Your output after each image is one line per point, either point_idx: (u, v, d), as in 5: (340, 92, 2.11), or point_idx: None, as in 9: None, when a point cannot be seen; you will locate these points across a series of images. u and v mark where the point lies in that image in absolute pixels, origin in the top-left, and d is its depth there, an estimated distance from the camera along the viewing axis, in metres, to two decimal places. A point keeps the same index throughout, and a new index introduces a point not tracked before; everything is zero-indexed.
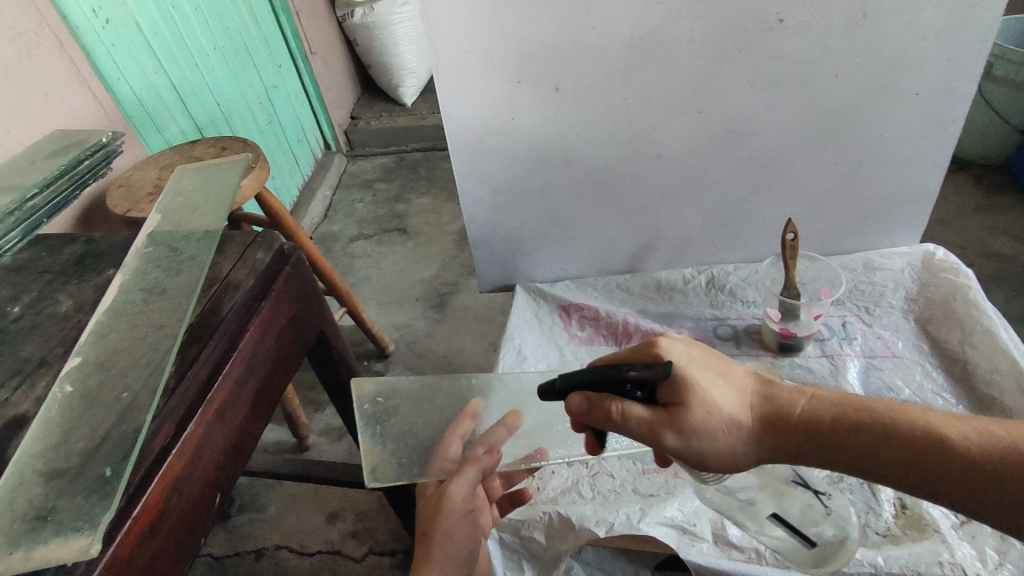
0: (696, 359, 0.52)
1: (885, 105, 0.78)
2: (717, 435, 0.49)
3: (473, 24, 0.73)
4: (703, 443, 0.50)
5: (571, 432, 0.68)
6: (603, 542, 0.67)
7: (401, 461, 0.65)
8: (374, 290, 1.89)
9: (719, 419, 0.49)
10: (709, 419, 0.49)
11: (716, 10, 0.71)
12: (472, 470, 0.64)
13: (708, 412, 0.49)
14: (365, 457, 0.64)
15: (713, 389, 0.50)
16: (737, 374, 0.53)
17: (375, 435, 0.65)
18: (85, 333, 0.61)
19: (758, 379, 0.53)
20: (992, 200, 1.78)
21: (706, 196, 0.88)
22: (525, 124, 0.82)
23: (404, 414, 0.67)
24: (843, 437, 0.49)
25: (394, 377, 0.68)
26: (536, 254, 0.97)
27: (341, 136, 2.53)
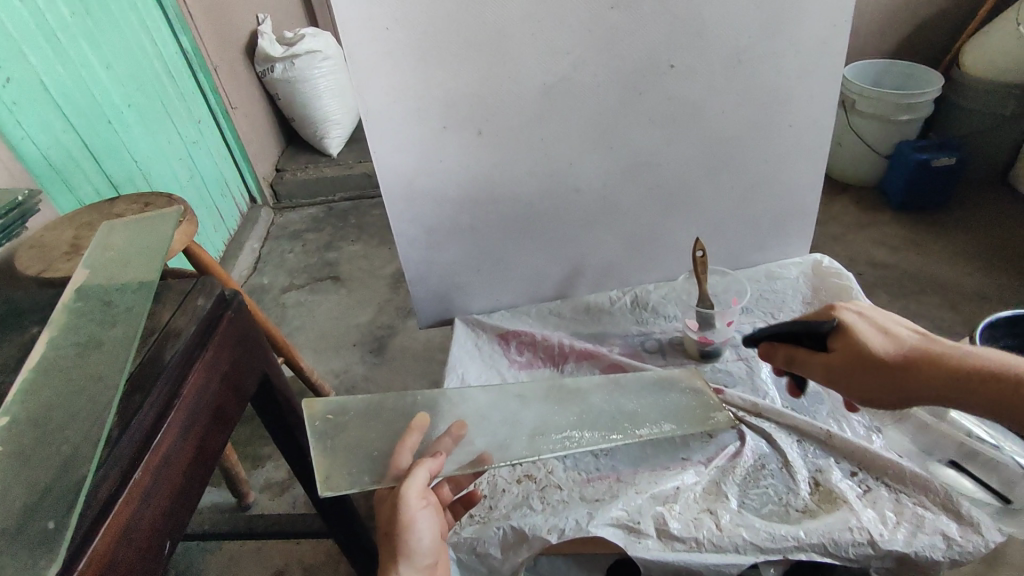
0: (869, 322, 0.66)
1: (764, 135, 0.90)
2: (871, 369, 0.63)
3: (400, 77, 0.80)
4: (854, 370, 0.64)
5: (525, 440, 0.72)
6: (556, 548, 0.71)
7: (351, 470, 0.66)
8: (309, 339, 1.87)
9: (875, 355, 0.63)
10: (862, 355, 0.63)
11: (615, 58, 0.81)
12: (419, 468, 0.62)
13: (862, 349, 0.63)
14: (317, 469, 0.66)
15: (876, 338, 0.64)
16: (900, 332, 0.65)
17: (325, 449, 0.68)
18: (12, 390, 0.60)
19: (921, 336, 0.64)
20: (870, 216, 2.01)
21: (622, 222, 0.97)
22: (453, 165, 0.88)
23: (353, 430, 0.71)
24: (973, 386, 0.59)
25: (343, 399, 0.74)
26: (471, 287, 1.02)
27: (266, 189, 2.51)
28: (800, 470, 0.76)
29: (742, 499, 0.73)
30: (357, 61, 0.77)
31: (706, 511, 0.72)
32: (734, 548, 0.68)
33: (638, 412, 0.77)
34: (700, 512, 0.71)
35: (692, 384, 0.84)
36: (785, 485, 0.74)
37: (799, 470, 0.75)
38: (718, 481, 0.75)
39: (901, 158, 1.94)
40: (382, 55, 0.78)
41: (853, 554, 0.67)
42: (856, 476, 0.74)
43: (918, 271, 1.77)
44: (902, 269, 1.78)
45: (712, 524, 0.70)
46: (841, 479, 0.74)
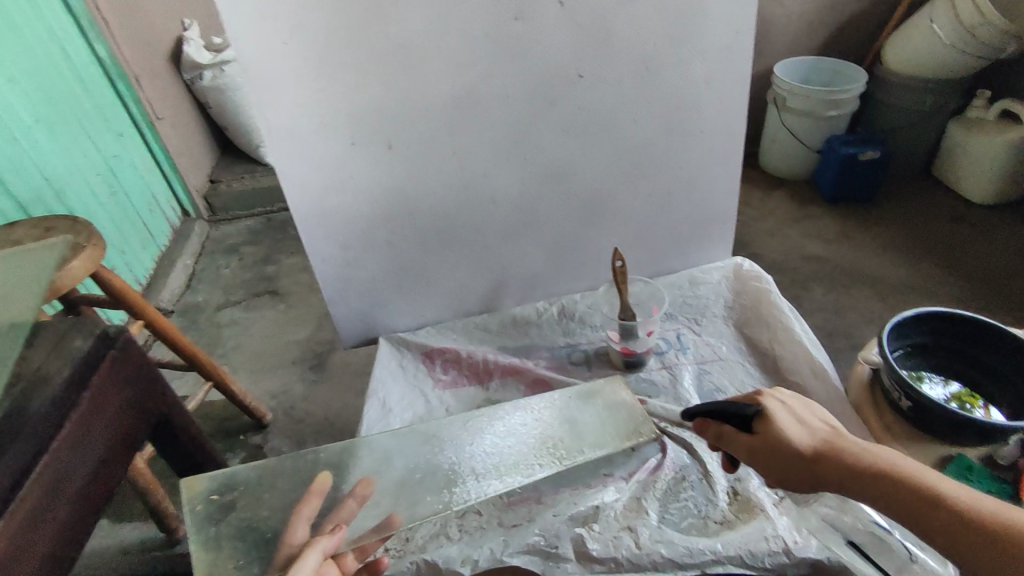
0: (798, 411, 0.59)
1: (679, 141, 0.90)
2: (783, 458, 0.56)
3: (299, 90, 0.76)
4: (775, 459, 0.56)
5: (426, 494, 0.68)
6: None
7: (237, 562, 0.62)
8: (245, 358, 1.80)
9: (796, 449, 0.55)
10: (782, 445, 0.56)
11: (521, 68, 0.79)
12: (313, 548, 0.54)
13: (782, 440, 0.56)
14: (196, 565, 0.62)
15: (794, 427, 0.57)
16: (819, 424, 0.58)
17: (207, 539, 0.64)
18: None
19: (838, 430, 0.57)
20: (805, 211, 2.06)
21: (544, 233, 0.95)
22: (365, 181, 0.84)
23: (242, 508, 0.67)
24: (903, 495, 0.50)
25: (231, 472, 0.70)
26: (394, 304, 0.99)
27: (199, 201, 2.41)
28: (719, 481, 0.76)
29: (662, 515, 0.73)
30: (250, 74, 0.73)
31: (626, 529, 0.71)
32: (653, 566, 0.68)
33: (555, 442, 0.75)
34: (620, 530, 0.71)
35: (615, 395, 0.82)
36: (704, 497, 0.74)
37: (718, 480, 0.75)
38: (639, 497, 0.75)
39: (830, 154, 1.99)
40: (278, 68, 0.73)
41: (769, 564, 0.67)
42: None
43: (850, 264, 1.81)
44: (835, 262, 1.83)
45: (631, 543, 0.69)
46: (759, 487, 0.74)
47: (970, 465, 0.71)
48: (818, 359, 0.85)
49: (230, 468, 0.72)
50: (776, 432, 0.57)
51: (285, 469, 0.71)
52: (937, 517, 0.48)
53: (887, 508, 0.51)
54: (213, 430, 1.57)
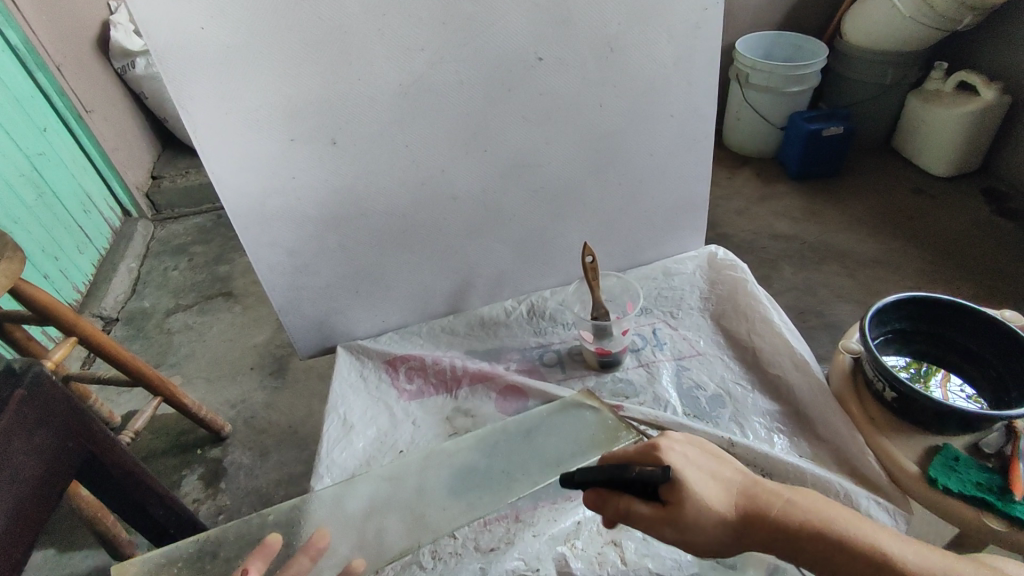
0: (698, 462, 0.56)
1: (647, 127, 0.85)
2: (709, 529, 0.53)
3: (228, 84, 0.67)
4: (704, 531, 0.53)
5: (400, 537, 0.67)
6: None
7: None
8: (199, 366, 1.70)
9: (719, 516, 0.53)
10: (707, 514, 0.53)
11: (477, 53, 0.73)
12: None
13: (710, 509, 0.53)
14: None
15: (708, 487, 0.54)
16: (726, 473, 0.57)
17: None
18: None
19: (746, 477, 0.57)
20: (771, 189, 2.05)
21: (510, 229, 0.89)
22: (309, 181, 0.77)
23: None
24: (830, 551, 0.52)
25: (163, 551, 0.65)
26: (352, 311, 0.92)
27: (141, 200, 2.26)
28: None
29: None
30: (170, 65, 0.65)
31: (610, 543, 0.67)
32: None
33: (524, 466, 0.72)
34: (603, 544, 0.67)
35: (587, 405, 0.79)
36: None
37: None
38: None
39: (793, 130, 1.98)
40: (201, 59, 0.65)
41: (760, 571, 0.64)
42: None
43: (817, 242, 1.81)
44: (803, 240, 1.82)
45: (617, 558, 0.66)
46: None
47: (956, 455, 0.66)
48: (798, 350, 0.82)
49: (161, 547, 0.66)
50: (691, 504, 0.53)
51: (228, 535, 0.67)
52: (857, 565, 0.51)
53: (807, 559, 0.53)
54: (167, 446, 1.47)
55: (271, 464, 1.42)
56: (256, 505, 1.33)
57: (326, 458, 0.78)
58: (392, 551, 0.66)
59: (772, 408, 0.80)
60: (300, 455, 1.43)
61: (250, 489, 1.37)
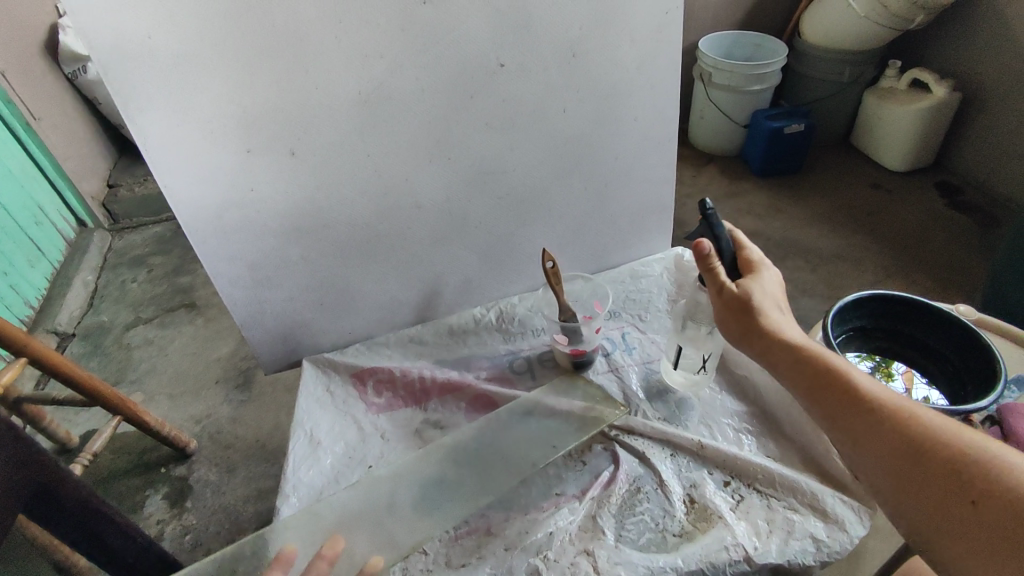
0: (779, 300, 0.64)
1: (612, 131, 0.85)
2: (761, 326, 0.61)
3: (179, 94, 0.65)
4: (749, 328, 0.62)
5: (375, 542, 0.69)
6: None
7: None
8: (162, 381, 1.64)
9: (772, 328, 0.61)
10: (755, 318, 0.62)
11: (437, 60, 0.72)
12: None
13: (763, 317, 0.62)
14: None
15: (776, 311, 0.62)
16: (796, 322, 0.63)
17: None
18: None
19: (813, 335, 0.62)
20: (735, 186, 2.08)
21: (476, 236, 0.89)
22: (267, 193, 0.75)
23: None
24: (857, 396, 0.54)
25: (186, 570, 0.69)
26: (316, 324, 0.90)
27: (96, 210, 2.18)
28: (675, 489, 0.72)
29: (620, 533, 0.68)
30: (116, 75, 0.62)
31: (583, 553, 0.66)
32: None
33: (513, 466, 0.75)
34: (576, 555, 0.66)
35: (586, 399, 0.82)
36: (659, 507, 0.71)
37: (674, 488, 0.72)
38: (594, 515, 0.70)
39: (756, 128, 2.02)
40: (149, 68, 0.63)
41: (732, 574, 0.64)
42: (730, 486, 0.72)
43: (781, 238, 1.84)
44: (767, 236, 1.86)
45: (589, 568, 0.65)
46: (715, 492, 0.71)
47: None
48: None
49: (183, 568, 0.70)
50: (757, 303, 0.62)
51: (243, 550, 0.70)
52: (866, 415, 0.52)
53: (833, 397, 0.55)
54: (129, 466, 1.42)
55: (238, 480, 1.38)
56: (223, 524, 1.30)
57: (291, 476, 0.75)
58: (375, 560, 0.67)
59: (739, 410, 0.80)
60: (268, 470, 1.40)
61: (217, 507, 1.33)
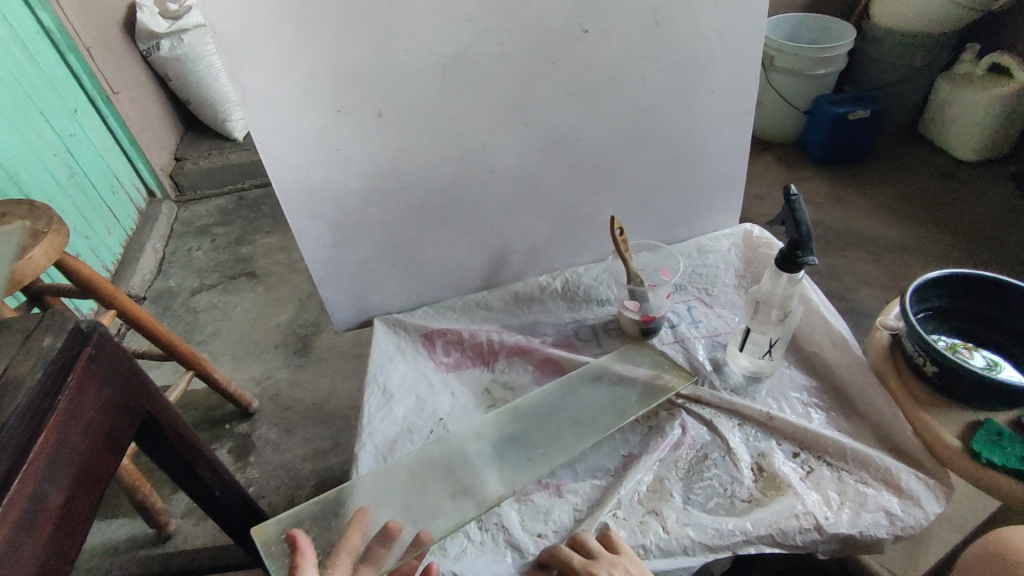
0: None
1: (689, 101, 0.85)
2: None
3: (278, 52, 0.68)
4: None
5: (454, 486, 0.72)
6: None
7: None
8: (225, 344, 1.72)
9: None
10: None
11: (523, 23, 0.73)
12: None
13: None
14: None
15: None
16: None
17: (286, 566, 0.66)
18: None
19: None
20: (793, 173, 2.04)
21: (548, 204, 0.90)
22: (353, 153, 0.78)
23: (310, 537, 0.69)
24: None
25: (294, 512, 0.71)
26: (389, 284, 0.93)
27: (165, 181, 2.29)
28: (743, 457, 0.73)
29: (687, 496, 0.70)
30: (222, 32, 0.65)
31: (651, 513, 0.68)
32: (684, 550, 0.65)
33: (580, 424, 0.77)
34: (646, 514, 0.68)
35: (649, 362, 0.83)
36: (728, 473, 0.71)
37: (742, 457, 0.73)
38: (662, 478, 0.72)
39: (817, 113, 1.97)
40: (252, 26, 0.66)
41: (801, 541, 0.65)
42: (799, 457, 0.72)
43: (841, 226, 1.80)
44: (826, 224, 1.81)
45: (659, 527, 0.66)
46: (784, 462, 0.72)
47: (999, 430, 0.65)
48: (837, 327, 0.82)
49: (292, 509, 0.72)
50: None
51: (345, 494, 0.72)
52: None
53: None
54: (196, 421, 1.50)
55: (298, 439, 1.44)
56: (284, 479, 1.36)
57: (368, 426, 0.78)
58: (453, 512, 0.69)
59: (809, 384, 0.80)
60: (326, 431, 1.45)
61: (278, 463, 1.39)
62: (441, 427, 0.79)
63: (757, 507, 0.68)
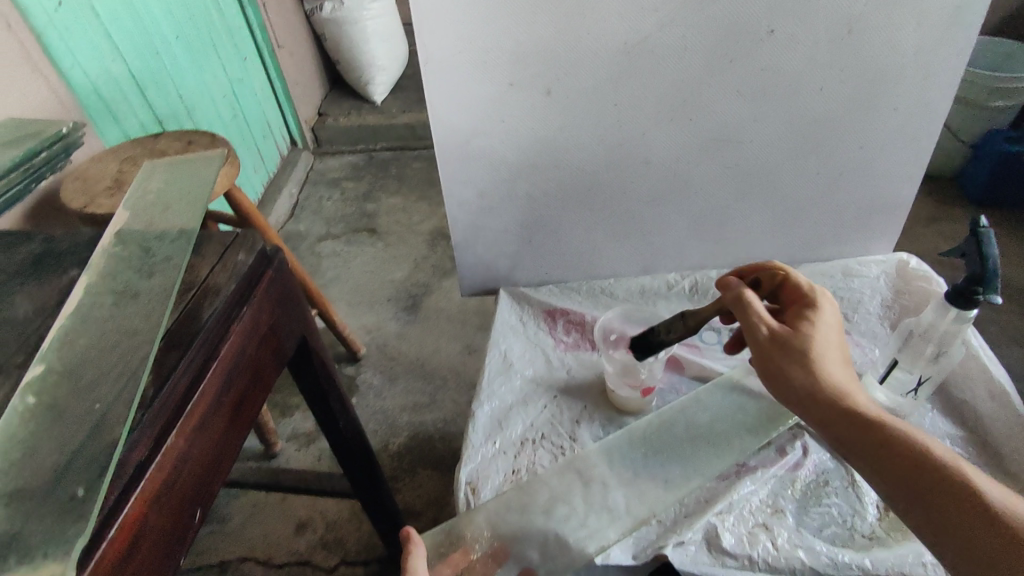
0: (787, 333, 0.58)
1: (866, 118, 0.80)
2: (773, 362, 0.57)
3: (466, 21, 0.71)
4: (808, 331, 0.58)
5: (567, 461, 0.74)
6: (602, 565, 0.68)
7: None
8: (343, 290, 1.85)
9: (836, 339, 0.58)
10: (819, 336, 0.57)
11: (710, 18, 0.72)
12: None
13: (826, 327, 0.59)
14: None
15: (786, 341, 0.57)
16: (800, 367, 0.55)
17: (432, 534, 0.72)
18: (65, 311, 0.57)
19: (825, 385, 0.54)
20: (945, 210, 1.87)
21: (692, 202, 0.89)
22: (516, 126, 0.80)
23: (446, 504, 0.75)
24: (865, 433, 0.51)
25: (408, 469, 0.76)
26: (519, 258, 0.96)
27: (308, 133, 2.47)
28: (868, 493, 0.70)
29: (801, 518, 0.68)
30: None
31: (762, 526, 0.67)
32: (792, 570, 0.63)
33: (696, 429, 0.76)
34: (755, 526, 0.67)
35: None
36: (848, 505, 0.69)
37: (866, 492, 0.70)
38: (778, 494, 0.70)
39: (988, 148, 1.79)
40: None
41: None
42: None
43: None
44: None
45: (768, 541, 0.66)
46: None
47: None
48: (998, 378, 0.74)
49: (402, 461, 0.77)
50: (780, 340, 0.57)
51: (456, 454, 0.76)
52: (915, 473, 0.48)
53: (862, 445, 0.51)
54: None
55: (398, 390, 1.53)
56: (381, 424, 1.45)
57: (487, 388, 0.82)
58: (559, 485, 0.71)
59: (955, 433, 0.74)
60: (425, 387, 1.53)
61: (377, 408, 1.49)
62: (554, 403, 0.81)
63: (877, 545, 0.65)
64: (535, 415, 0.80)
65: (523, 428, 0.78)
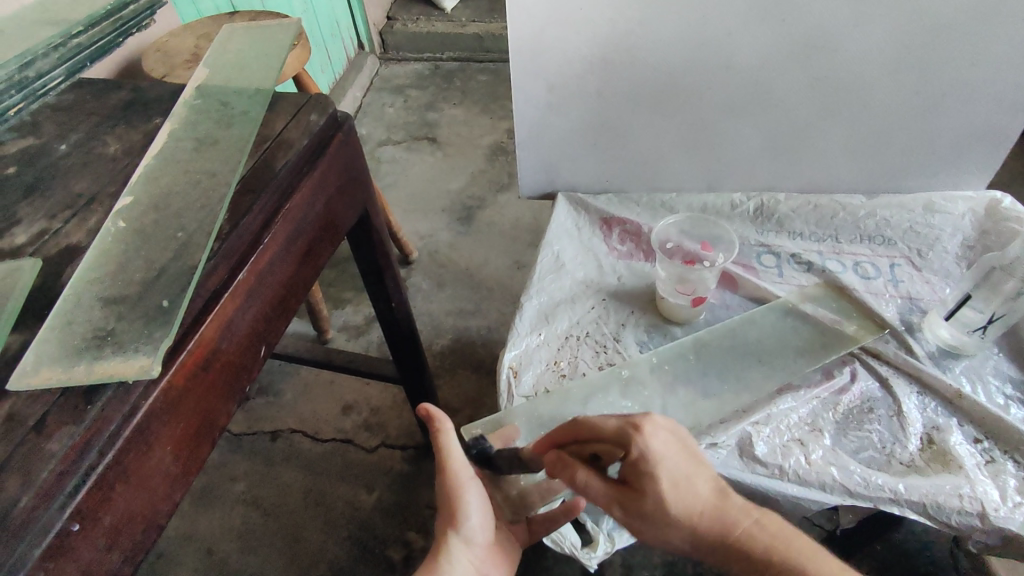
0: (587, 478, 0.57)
1: (983, 32, 0.72)
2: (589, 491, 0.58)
3: None
4: (649, 523, 0.54)
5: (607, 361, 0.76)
6: None
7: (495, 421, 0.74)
8: (400, 196, 1.87)
9: (657, 467, 0.54)
10: (670, 520, 0.54)
11: None
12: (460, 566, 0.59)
13: (668, 499, 0.53)
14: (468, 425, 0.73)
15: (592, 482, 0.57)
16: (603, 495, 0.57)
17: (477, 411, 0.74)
18: (151, 151, 0.60)
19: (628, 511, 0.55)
20: None
21: (771, 116, 0.85)
22: (594, 15, 0.76)
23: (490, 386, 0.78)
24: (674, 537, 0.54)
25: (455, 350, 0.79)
26: (582, 162, 0.94)
27: (376, 36, 2.43)
28: (914, 424, 0.68)
29: (839, 438, 0.67)
30: None
31: (797, 442, 0.66)
32: (821, 485, 0.63)
33: (742, 346, 0.76)
34: (791, 441, 0.67)
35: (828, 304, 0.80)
36: (890, 434, 0.67)
37: (912, 422, 0.68)
38: (818, 415, 0.69)
39: None
40: None
41: (954, 523, 0.60)
42: (981, 444, 0.65)
43: None
44: None
45: (801, 456, 0.65)
46: (961, 443, 0.66)
47: None
48: None
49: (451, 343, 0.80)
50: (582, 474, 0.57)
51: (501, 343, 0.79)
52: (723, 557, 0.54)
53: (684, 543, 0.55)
54: None
55: (445, 295, 1.57)
56: (427, 325, 1.50)
57: (537, 284, 0.83)
58: (598, 380, 0.73)
59: (1018, 378, 0.71)
60: (471, 295, 1.56)
61: (424, 310, 1.54)
62: (602, 305, 0.82)
63: (917, 473, 0.64)
64: (581, 314, 0.81)
65: (568, 325, 0.79)
